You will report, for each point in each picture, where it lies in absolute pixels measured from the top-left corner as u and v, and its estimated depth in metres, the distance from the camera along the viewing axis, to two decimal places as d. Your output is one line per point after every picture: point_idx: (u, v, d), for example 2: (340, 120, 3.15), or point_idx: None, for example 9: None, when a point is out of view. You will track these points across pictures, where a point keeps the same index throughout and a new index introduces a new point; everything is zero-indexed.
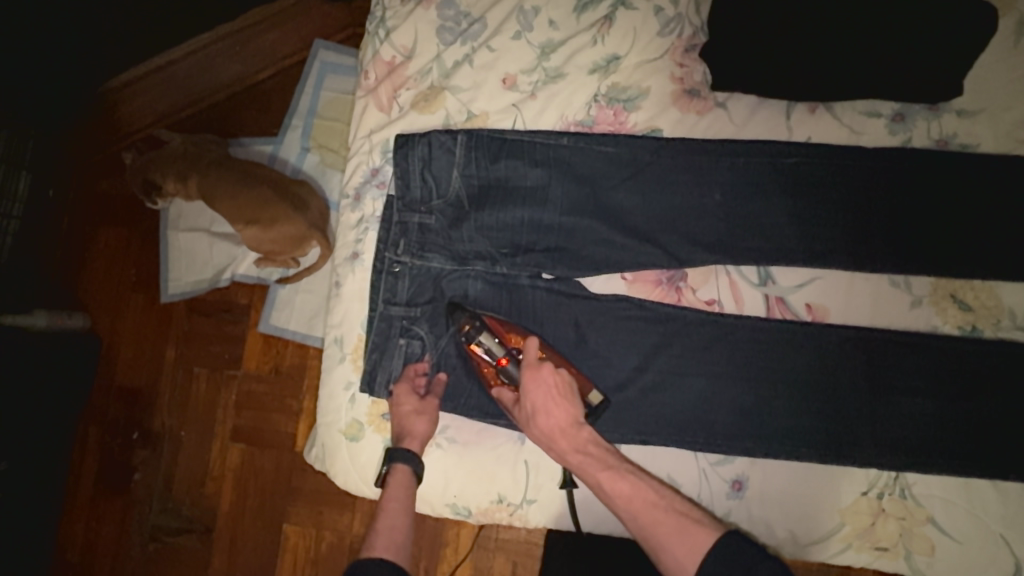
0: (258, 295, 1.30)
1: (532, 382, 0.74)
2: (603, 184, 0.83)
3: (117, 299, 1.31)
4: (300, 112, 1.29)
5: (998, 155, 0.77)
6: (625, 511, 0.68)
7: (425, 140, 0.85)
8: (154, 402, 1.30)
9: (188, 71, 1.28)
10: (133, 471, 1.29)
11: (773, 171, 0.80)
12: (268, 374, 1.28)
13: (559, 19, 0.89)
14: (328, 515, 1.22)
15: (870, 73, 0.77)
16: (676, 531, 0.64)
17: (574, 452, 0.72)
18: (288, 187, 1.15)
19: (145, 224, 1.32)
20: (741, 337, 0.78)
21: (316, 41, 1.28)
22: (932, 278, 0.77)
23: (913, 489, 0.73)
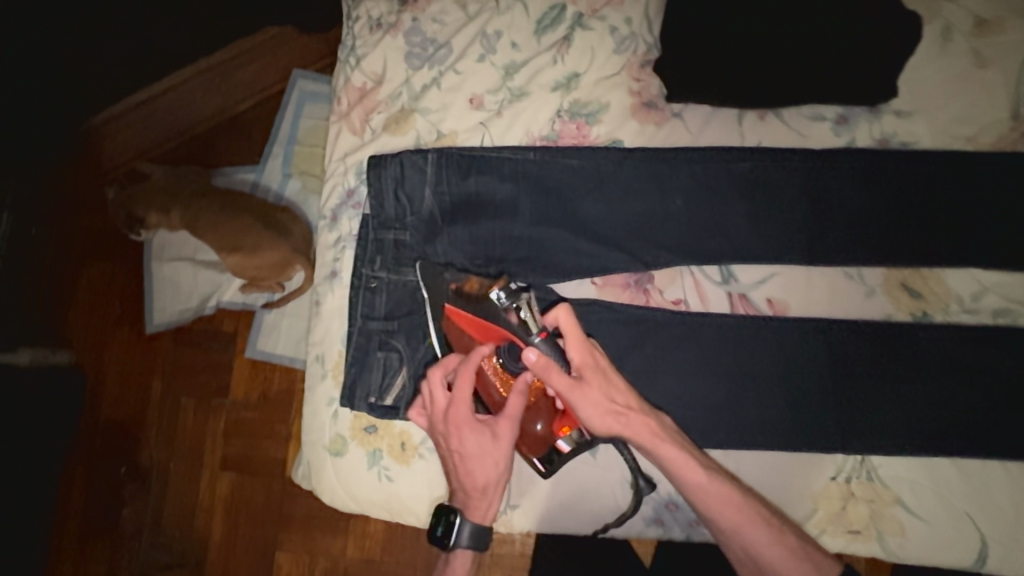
0: (243, 322, 1.31)
1: (588, 367, 0.71)
2: (570, 194, 0.87)
3: (101, 333, 1.31)
4: (280, 140, 1.32)
5: (936, 150, 0.81)
6: (730, 520, 0.69)
7: (396, 160, 0.89)
8: (141, 434, 1.30)
9: (167, 106, 1.31)
10: (122, 506, 1.29)
11: (729, 175, 0.84)
12: (255, 400, 1.29)
13: (520, 41, 0.94)
14: (322, 540, 1.22)
15: (810, 80, 0.82)
16: (792, 558, 0.67)
17: (660, 448, 0.71)
18: (272, 215, 1.20)
19: (127, 257, 1.33)
20: (708, 334, 0.81)
21: (294, 70, 1.33)
22: (883, 268, 0.80)
23: (879, 471, 0.76)
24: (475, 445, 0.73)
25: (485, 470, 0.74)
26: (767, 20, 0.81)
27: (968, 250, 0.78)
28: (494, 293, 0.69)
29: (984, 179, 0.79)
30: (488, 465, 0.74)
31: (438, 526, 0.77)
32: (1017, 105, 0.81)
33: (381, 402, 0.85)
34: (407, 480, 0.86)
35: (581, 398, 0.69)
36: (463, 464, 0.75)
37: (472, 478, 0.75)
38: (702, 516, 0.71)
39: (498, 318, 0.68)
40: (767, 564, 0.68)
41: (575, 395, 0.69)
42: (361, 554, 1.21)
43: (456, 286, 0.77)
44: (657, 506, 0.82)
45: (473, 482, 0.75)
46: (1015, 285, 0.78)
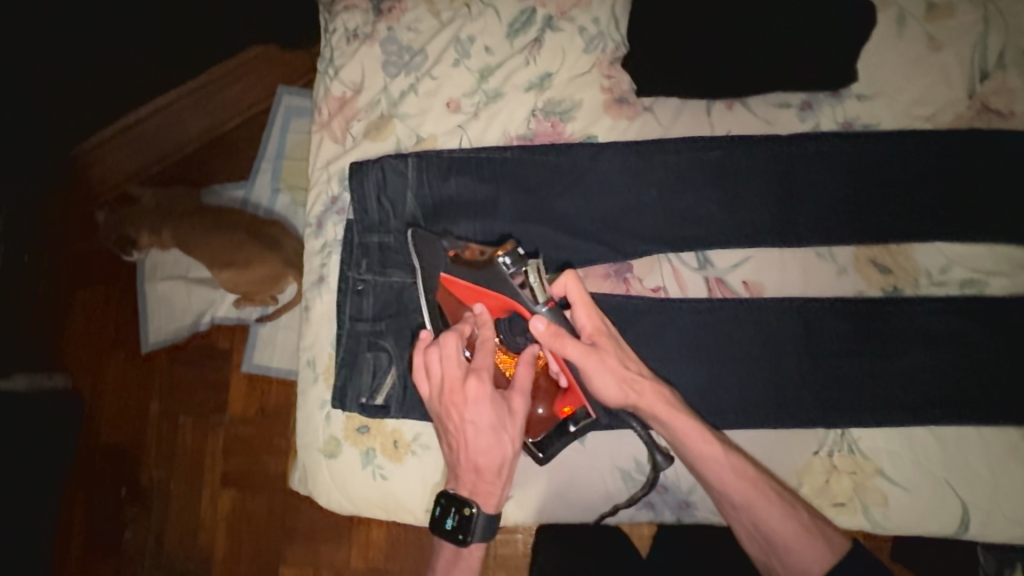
0: (239, 337, 1.32)
1: (598, 335, 0.74)
2: (548, 191, 0.89)
3: (98, 355, 1.33)
4: (268, 155, 1.35)
5: (898, 130, 0.84)
6: (739, 495, 0.69)
7: (378, 165, 0.91)
8: (141, 453, 1.31)
9: (156, 127, 1.34)
10: (124, 526, 1.29)
11: (700, 164, 0.87)
12: (255, 415, 1.30)
13: (493, 45, 0.97)
14: (324, 549, 1.23)
15: (774, 69, 0.84)
16: (803, 533, 0.67)
17: (671, 417, 0.72)
18: (263, 229, 1.22)
19: (120, 277, 1.35)
20: (688, 318, 0.83)
21: (278, 87, 1.35)
22: (854, 247, 0.83)
23: (860, 444, 0.78)
24: (493, 416, 0.69)
25: (500, 446, 0.70)
26: (729, 13, 0.84)
27: (934, 226, 0.81)
28: (500, 260, 0.73)
29: (945, 156, 0.81)
30: (503, 441, 0.70)
31: (449, 518, 0.72)
32: (972, 84, 0.84)
33: (372, 402, 0.87)
34: (401, 478, 0.88)
35: (596, 365, 0.71)
36: (477, 441, 0.69)
37: (485, 457, 0.70)
38: (713, 488, 0.71)
39: (504, 284, 0.72)
40: (778, 539, 0.67)
41: (592, 360, 0.71)
42: (365, 563, 1.21)
43: (454, 254, 0.80)
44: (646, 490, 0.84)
45: (487, 463, 0.70)
46: (981, 257, 0.81)
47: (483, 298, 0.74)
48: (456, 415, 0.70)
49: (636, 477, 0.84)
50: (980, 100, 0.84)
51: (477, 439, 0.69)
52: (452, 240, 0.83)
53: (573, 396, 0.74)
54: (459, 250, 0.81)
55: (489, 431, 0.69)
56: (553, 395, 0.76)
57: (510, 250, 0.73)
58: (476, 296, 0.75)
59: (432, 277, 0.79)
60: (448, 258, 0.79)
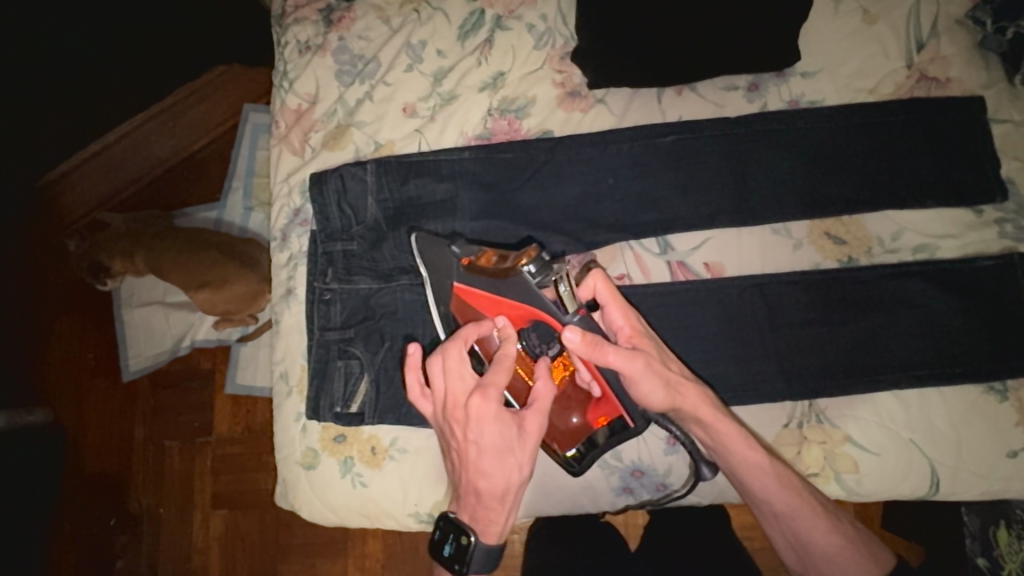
0: (221, 358, 1.31)
1: (635, 337, 0.73)
2: (508, 187, 0.90)
3: (78, 387, 1.30)
4: (238, 174, 1.35)
5: (842, 105, 0.86)
6: (781, 504, 0.72)
7: (337, 174, 0.91)
8: (128, 482, 1.30)
9: (123, 152, 1.32)
10: (116, 559, 1.28)
11: (654, 150, 0.88)
12: (241, 435, 1.29)
13: (445, 48, 0.97)
14: (320, 565, 1.22)
15: (719, 52, 0.86)
16: (849, 547, 0.72)
17: (717, 421, 0.72)
18: (235, 248, 1.22)
19: (98, 307, 1.34)
20: (653, 302, 0.84)
21: (244, 105, 1.35)
22: (808, 220, 0.85)
23: (827, 413, 0.80)
24: (497, 438, 0.66)
25: (505, 471, 0.67)
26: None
27: (882, 196, 0.83)
28: (524, 269, 0.71)
29: (888, 126, 0.84)
30: (508, 467, 0.67)
31: (447, 546, 0.71)
32: (909, 55, 0.86)
33: (347, 410, 0.87)
34: (381, 484, 0.87)
35: (638, 369, 0.68)
36: (480, 463, 0.67)
37: (488, 482, 0.68)
38: (758, 498, 0.73)
39: (531, 294, 0.71)
40: (819, 550, 0.72)
41: (633, 363, 0.68)
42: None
43: (468, 262, 0.77)
44: (624, 475, 0.84)
45: (488, 487, 0.68)
46: (930, 222, 0.83)
47: (502, 308, 0.73)
48: (459, 433, 0.68)
49: (613, 463, 0.84)
50: (918, 69, 0.86)
51: (481, 460, 0.67)
52: (464, 244, 0.79)
53: (608, 405, 0.74)
54: (472, 257, 0.77)
55: (492, 453, 0.66)
56: (586, 404, 0.76)
57: (534, 257, 0.71)
58: (495, 306, 0.73)
59: (445, 285, 0.78)
60: (461, 266, 0.77)
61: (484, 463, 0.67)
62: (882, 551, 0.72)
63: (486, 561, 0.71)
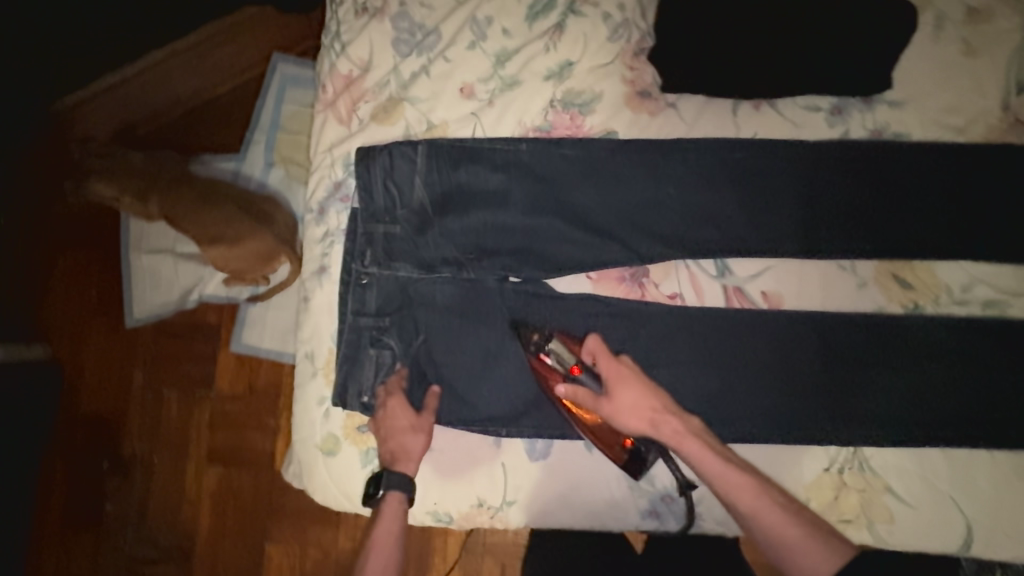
0: (227, 315, 1.28)
1: (613, 369, 0.77)
2: (563, 186, 0.86)
3: (80, 327, 1.26)
4: (262, 127, 1.28)
5: (928, 142, 0.81)
6: (748, 506, 0.71)
7: (386, 151, 0.87)
8: (122, 429, 1.25)
9: (142, 88, 1.24)
10: (105, 502, 1.24)
11: (723, 166, 0.84)
12: (244, 393, 1.26)
13: (511, 28, 0.91)
14: (312, 532, 1.21)
15: (810, 71, 0.81)
16: (809, 538, 0.69)
17: (675, 433, 0.74)
18: (254, 205, 1.17)
19: (103, 246, 1.27)
20: (702, 326, 0.82)
21: (273, 54, 1.29)
22: (876, 260, 0.81)
23: (871, 461, 0.77)
24: (399, 414, 0.81)
25: (408, 438, 0.81)
26: (764, 10, 0.80)
27: (960, 244, 0.79)
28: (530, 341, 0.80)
29: (973, 172, 0.80)
30: (411, 432, 0.81)
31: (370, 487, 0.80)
32: (1007, 97, 0.82)
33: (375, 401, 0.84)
34: None
35: (625, 413, 0.74)
36: (403, 441, 0.81)
37: (402, 441, 0.81)
38: (727, 501, 0.72)
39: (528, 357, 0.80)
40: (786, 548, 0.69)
41: (612, 406, 0.74)
42: (355, 546, 1.20)
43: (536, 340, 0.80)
44: (653, 498, 0.82)
45: (402, 447, 0.81)
46: (1002, 276, 0.80)
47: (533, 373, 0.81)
48: (401, 421, 0.81)
49: (642, 484, 0.82)
50: (1013, 114, 0.81)
51: (391, 429, 0.81)
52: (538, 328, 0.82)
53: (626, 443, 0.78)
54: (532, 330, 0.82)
55: (396, 419, 0.81)
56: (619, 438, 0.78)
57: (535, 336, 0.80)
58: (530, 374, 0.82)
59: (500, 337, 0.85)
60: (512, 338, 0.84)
61: (393, 431, 0.81)
62: (846, 546, 0.70)
63: (394, 511, 0.79)
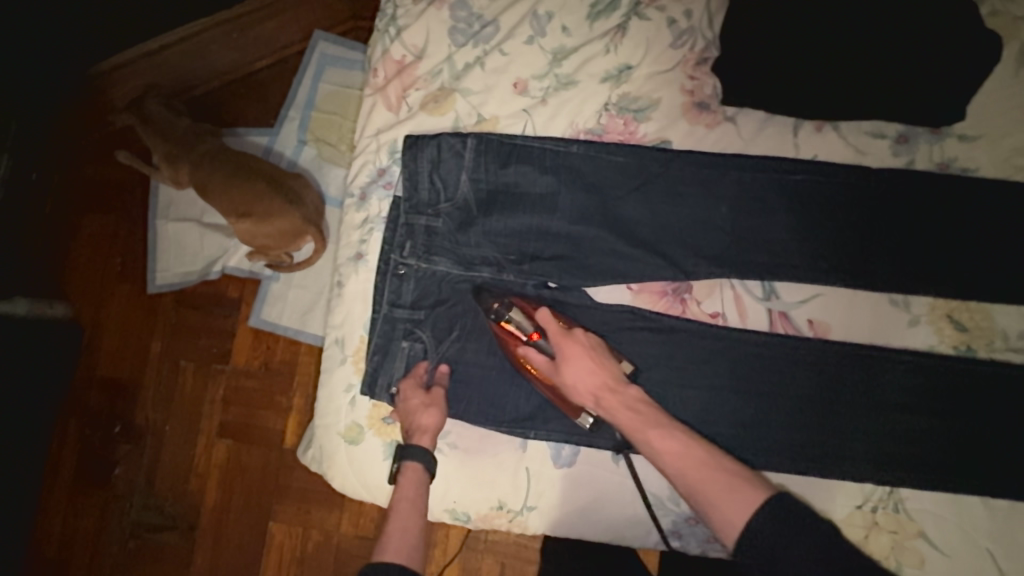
0: (249, 291, 1.21)
1: (566, 341, 0.76)
2: (611, 194, 0.84)
3: (103, 288, 1.21)
4: (297, 104, 1.24)
5: (998, 180, 0.79)
6: (670, 465, 0.69)
7: (434, 141, 0.85)
8: (138, 393, 1.20)
9: (183, 57, 1.21)
10: (114, 465, 1.18)
11: (779, 187, 0.82)
12: (258, 370, 1.20)
13: (572, 26, 0.89)
14: (315, 513, 1.14)
15: (884, 96, 0.79)
16: (727, 489, 0.65)
17: (620, 407, 0.73)
18: (285, 181, 1.08)
19: (131, 212, 1.23)
20: (743, 349, 0.80)
21: (315, 31, 1.24)
22: (931, 298, 0.79)
23: (905, 503, 0.76)
24: (413, 394, 0.80)
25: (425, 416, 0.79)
26: (843, 28, 0.77)
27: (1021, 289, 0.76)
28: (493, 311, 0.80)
29: None
30: (426, 411, 0.79)
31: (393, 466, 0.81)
32: None
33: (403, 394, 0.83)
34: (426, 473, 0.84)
35: (569, 374, 0.75)
36: (416, 419, 0.79)
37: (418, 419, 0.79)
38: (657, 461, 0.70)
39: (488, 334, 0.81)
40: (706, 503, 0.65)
41: (559, 375, 0.76)
42: (355, 531, 1.13)
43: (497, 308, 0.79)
44: (677, 520, 0.81)
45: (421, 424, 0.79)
46: None
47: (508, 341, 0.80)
48: (413, 400, 0.80)
49: (668, 504, 0.81)
50: None
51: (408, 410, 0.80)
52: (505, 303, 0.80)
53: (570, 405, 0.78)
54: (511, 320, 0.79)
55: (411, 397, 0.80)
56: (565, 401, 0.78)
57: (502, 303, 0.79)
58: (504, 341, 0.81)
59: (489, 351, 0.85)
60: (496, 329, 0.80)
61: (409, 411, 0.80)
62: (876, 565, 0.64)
63: (415, 482, 0.78)
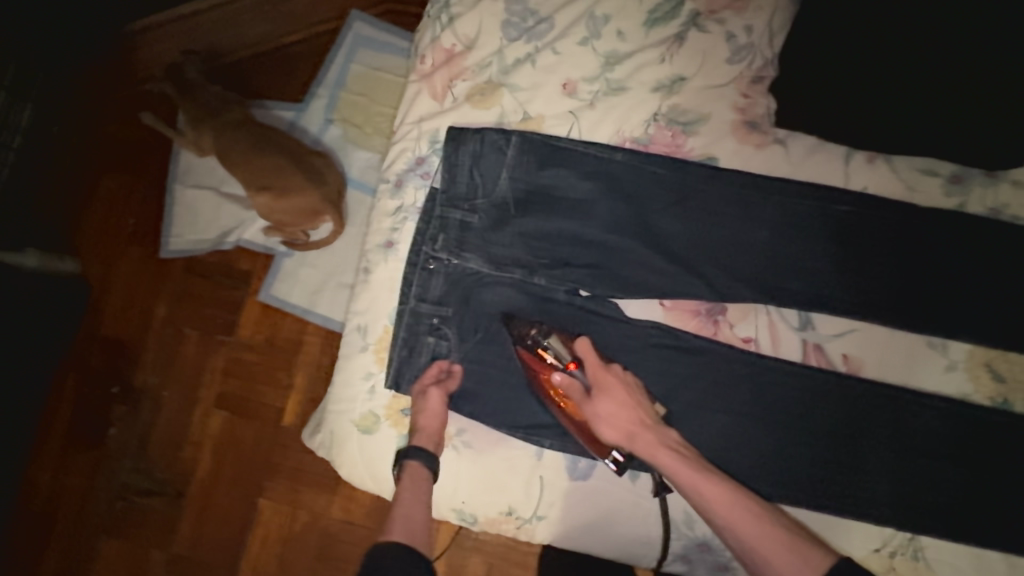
0: (260, 264, 1.18)
1: (603, 376, 0.77)
2: (653, 206, 0.82)
3: (114, 247, 1.18)
4: (326, 82, 1.20)
5: None
6: (721, 517, 0.69)
7: (477, 136, 0.83)
8: (139, 356, 1.17)
9: (214, 24, 1.17)
10: (109, 424, 1.15)
11: (825, 217, 0.80)
12: (261, 345, 1.17)
13: (627, 30, 0.87)
14: (306, 495, 1.12)
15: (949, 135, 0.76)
16: (787, 545, 0.66)
17: (662, 450, 0.73)
18: (305, 158, 1.07)
19: (149, 174, 1.20)
20: (773, 379, 0.79)
21: (352, 11, 1.21)
22: (969, 345, 0.78)
23: (926, 552, 0.76)
24: (422, 392, 0.79)
25: (430, 417, 0.78)
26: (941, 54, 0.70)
27: None
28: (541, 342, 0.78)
29: None
30: (433, 412, 0.78)
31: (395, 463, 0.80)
32: None
33: None
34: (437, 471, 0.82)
35: (603, 410, 0.75)
36: (417, 419, 0.79)
37: (424, 419, 0.78)
38: (706, 514, 0.70)
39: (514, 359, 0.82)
40: (773, 567, 0.65)
41: (590, 408, 0.76)
42: (344, 517, 1.11)
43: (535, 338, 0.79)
44: (688, 544, 0.79)
45: (426, 425, 0.79)
46: None
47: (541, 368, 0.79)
48: (421, 398, 0.79)
49: (681, 527, 0.79)
50: None
51: (416, 410, 0.79)
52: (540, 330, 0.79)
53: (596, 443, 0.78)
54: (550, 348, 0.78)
55: (420, 394, 0.79)
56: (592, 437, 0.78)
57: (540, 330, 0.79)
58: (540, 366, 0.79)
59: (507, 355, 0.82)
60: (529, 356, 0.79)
61: (416, 409, 0.79)
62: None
63: (418, 478, 0.77)
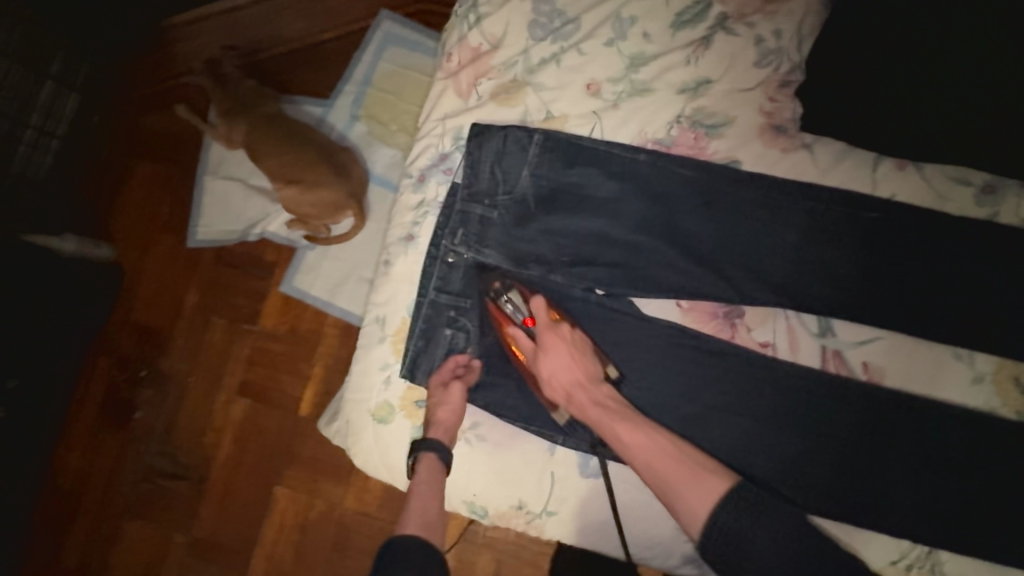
0: (285, 257, 1.21)
1: (549, 334, 0.79)
2: (674, 206, 0.82)
3: (146, 236, 1.22)
4: (355, 79, 1.23)
5: None
6: (640, 460, 0.73)
7: (501, 133, 0.84)
8: (166, 343, 1.21)
9: (251, 19, 1.23)
10: (135, 408, 1.19)
11: (850, 223, 0.79)
12: (283, 334, 1.20)
13: (653, 32, 0.87)
14: (323, 483, 1.14)
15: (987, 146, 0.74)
16: (694, 474, 0.70)
17: (594, 405, 0.77)
18: (332, 152, 1.09)
19: (180, 166, 1.24)
20: (792, 385, 0.78)
21: (382, 10, 1.23)
22: (998, 358, 0.76)
23: (945, 566, 0.74)
24: (442, 386, 0.81)
25: (448, 410, 0.80)
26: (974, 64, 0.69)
27: None
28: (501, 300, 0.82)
29: None
30: (451, 405, 0.79)
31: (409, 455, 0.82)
32: None
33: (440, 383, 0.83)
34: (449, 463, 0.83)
35: (546, 363, 0.78)
36: (434, 413, 0.80)
37: (441, 412, 0.80)
38: (627, 459, 0.74)
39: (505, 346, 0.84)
40: (682, 502, 0.69)
41: (538, 363, 0.79)
42: (358, 507, 1.13)
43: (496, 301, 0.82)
44: None
45: (442, 419, 0.80)
46: None
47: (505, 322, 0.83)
48: (439, 391, 0.81)
49: None
50: None
51: (433, 403, 0.80)
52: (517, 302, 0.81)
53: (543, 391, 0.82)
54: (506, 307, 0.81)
55: (440, 387, 0.81)
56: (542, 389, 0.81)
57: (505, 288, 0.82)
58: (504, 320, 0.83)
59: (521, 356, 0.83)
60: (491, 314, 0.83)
61: (434, 403, 0.80)
62: None
63: (432, 471, 0.79)
